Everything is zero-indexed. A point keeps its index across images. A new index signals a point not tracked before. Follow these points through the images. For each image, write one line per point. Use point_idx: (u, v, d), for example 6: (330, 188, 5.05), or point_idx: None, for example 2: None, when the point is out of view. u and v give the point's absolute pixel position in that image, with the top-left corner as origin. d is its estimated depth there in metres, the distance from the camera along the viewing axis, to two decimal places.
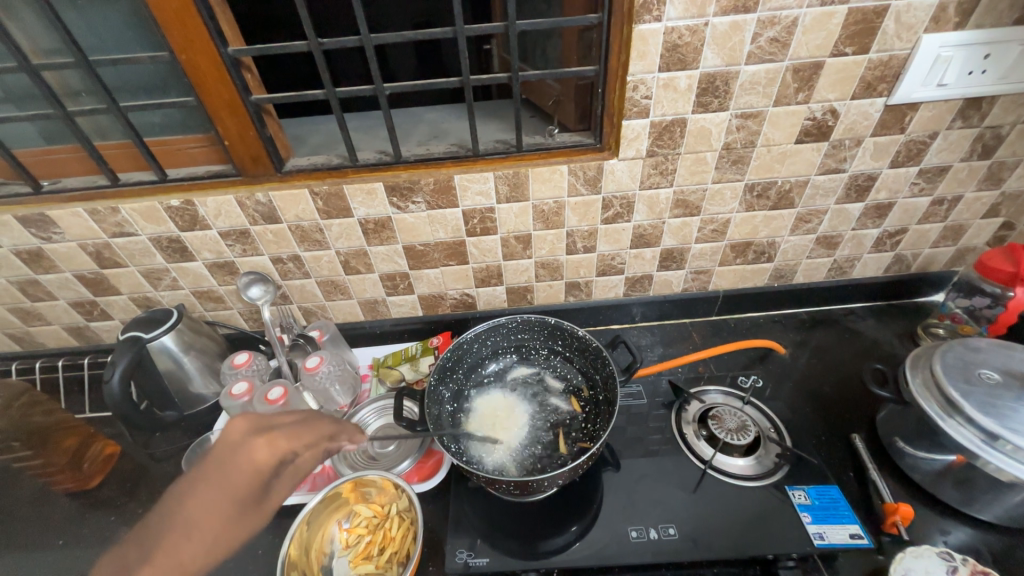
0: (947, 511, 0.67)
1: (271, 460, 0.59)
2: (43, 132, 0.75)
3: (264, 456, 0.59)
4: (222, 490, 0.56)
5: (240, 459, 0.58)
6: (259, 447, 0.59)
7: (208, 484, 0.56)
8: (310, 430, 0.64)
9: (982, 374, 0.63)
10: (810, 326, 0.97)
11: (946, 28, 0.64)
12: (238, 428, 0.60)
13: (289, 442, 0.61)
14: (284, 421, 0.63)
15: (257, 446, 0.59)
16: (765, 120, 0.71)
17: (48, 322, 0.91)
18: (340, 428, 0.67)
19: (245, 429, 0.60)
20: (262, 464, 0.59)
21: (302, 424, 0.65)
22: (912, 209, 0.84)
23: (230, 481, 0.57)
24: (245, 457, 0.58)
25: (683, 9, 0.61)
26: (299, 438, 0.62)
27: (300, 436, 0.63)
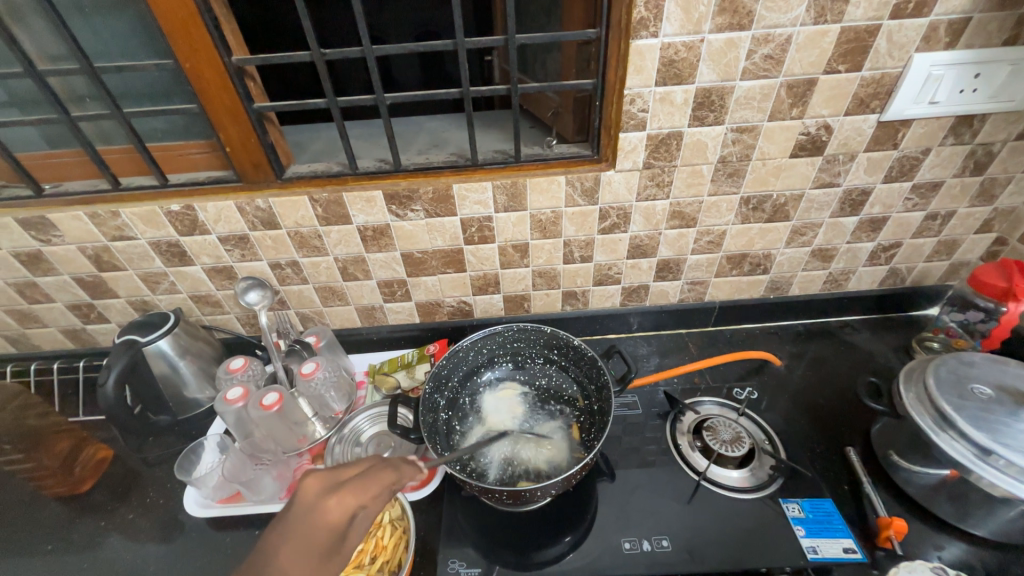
0: (941, 526, 0.67)
1: (341, 522, 0.47)
2: (46, 136, 0.75)
3: (335, 517, 0.47)
4: (301, 561, 0.44)
5: (311, 524, 0.46)
6: (329, 509, 0.47)
7: (288, 554, 0.44)
8: (385, 474, 0.52)
9: (974, 389, 0.63)
10: (806, 338, 0.97)
11: (937, 47, 0.65)
12: (309, 483, 0.48)
13: (358, 496, 0.49)
14: (352, 473, 0.51)
15: (329, 503, 0.47)
16: (760, 134, 0.72)
17: (45, 324, 0.91)
18: (405, 472, 0.54)
19: (317, 489, 0.48)
20: (330, 530, 0.46)
21: (367, 474, 0.52)
22: (906, 223, 0.84)
23: (305, 549, 0.45)
24: (316, 521, 0.46)
25: (679, 26, 0.62)
26: (369, 491, 0.50)
27: (370, 488, 0.50)
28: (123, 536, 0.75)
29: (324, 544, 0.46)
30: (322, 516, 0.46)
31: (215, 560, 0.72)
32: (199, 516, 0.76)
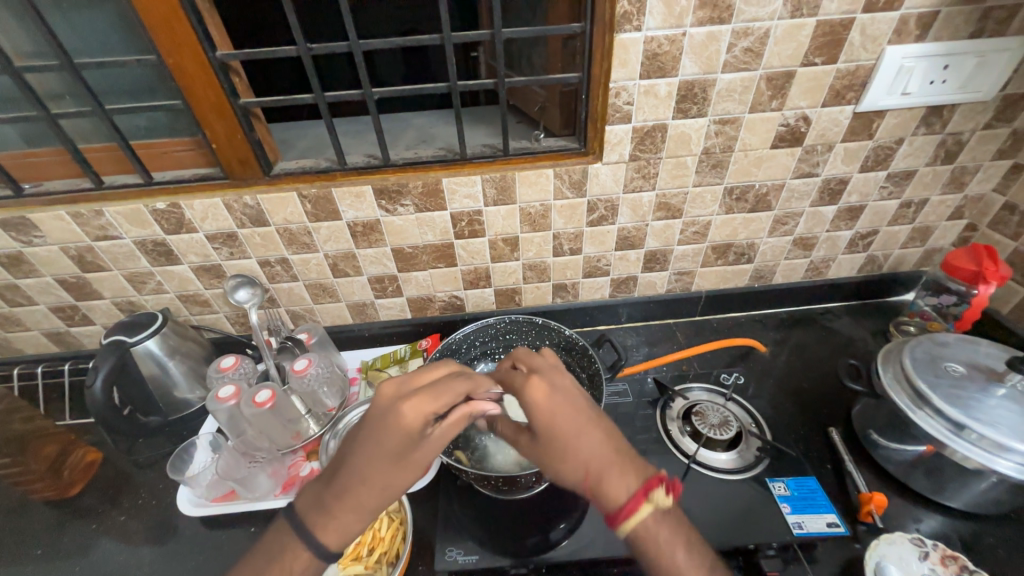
0: (919, 500, 0.70)
1: (416, 426, 0.50)
2: (25, 135, 0.74)
3: (409, 423, 0.50)
4: (379, 459, 0.50)
5: (389, 425, 0.50)
6: (406, 411, 0.50)
7: (367, 455, 0.51)
8: (457, 384, 0.53)
9: (947, 367, 0.66)
10: (789, 325, 1.00)
11: (908, 40, 0.68)
12: (384, 389, 0.53)
13: (431, 403, 0.51)
14: (423, 381, 0.54)
15: (403, 409, 0.50)
16: (741, 126, 0.74)
17: (27, 328, 0.89)
18: (477, 382, 0.55)
19: (392, 394, 0.52)
20: (405, 435, 0.50)
21: (441, 381, 0.54)
22: (882, 211, 0.87)
23: (381, 452, 0.50)
24: (394, 423, 0.50)
25: (662, 20, 0.63)
26: (442, 400, 0.51)
27: (442, 398, 0.52)
28: (115, 538, 0.75)
29: (400, 446, 0.50)
30: (402, 416, 0.50)
31: (210, 558, 0.71)
32: (193, 515, 0.75)
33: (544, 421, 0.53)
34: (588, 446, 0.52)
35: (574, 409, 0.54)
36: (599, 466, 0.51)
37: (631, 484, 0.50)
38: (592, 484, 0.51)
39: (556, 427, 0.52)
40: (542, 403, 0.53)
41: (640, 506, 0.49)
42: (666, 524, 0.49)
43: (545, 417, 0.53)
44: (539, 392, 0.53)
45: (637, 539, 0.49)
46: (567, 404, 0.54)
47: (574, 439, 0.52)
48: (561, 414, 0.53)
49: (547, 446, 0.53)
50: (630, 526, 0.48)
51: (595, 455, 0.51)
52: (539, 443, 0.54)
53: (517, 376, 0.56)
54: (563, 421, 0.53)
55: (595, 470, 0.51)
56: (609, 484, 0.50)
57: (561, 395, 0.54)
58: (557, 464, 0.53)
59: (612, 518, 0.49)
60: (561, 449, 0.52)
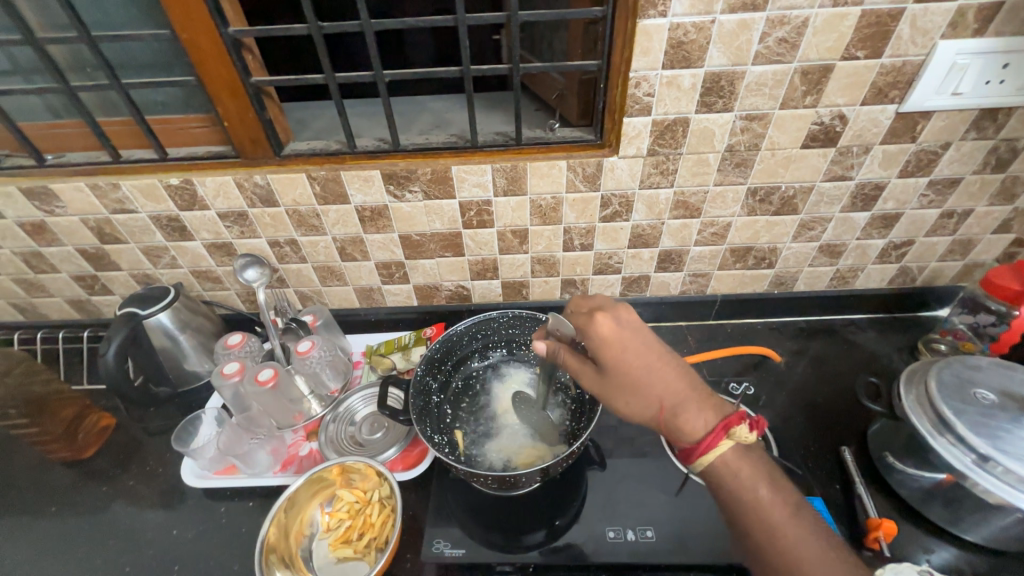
0: (933, 530, 0.66)
1: None
2: (49, 106, 0.76)
3: None
4: None
5: None
6: None
7: None
8: None
9: (977, 394, 0.61)
10: (809, 335, 0.95)
11: (964, 34, 0.62)
12: None
13: None
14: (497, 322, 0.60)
15: None
16: (770, 123, 0.69)
17: (51, 294, 0.93)
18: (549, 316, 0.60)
19: None
20: None
21: None
22: (920, 221, 0.81)
23: None
24: None
25: (690, 5, 0.59)
26: None
27: None
28: (124, 501, 0.78)
29: None
30: None
31: (210, 528, 0.73)
32: (196, 486, 0.78)
33: (618, 355, 0.55)
34: (662, 384, 0.54)
35: (645, 348, 0.56)
36: (675, 401, 0.54)
37: (707, 418, 0.53)
38: (668, 416, 0.54)
39: (630, 365, 0.55)
40: (614, 340, 0.56)
41: (722, 439, 0.51)
42: (741, 459, 0.52)
43: (618, 355, 0.55)
44: (605, 328, 0.56)
45: (714, 470, 0.52)
46: (639, 344, 0.56)
47: (648, 375, 0.54)
48: (636, 353, 0.55)
49: (620, 382, 0.55)
50: (708, 459, 0.52)
51: (669, 391, 0.54)
52: (609, 378, 0.56)
53: (583, 317, 0.58)
54: (635, 359, 0.55)
55: (670, 405, 0.53)
56: (687, 419, 0.53)
57: (632, 332, 0.56)
58: (631, 399, 0.55)
59: (690, 450, 0.53)
60: (635, 384, 0.55)
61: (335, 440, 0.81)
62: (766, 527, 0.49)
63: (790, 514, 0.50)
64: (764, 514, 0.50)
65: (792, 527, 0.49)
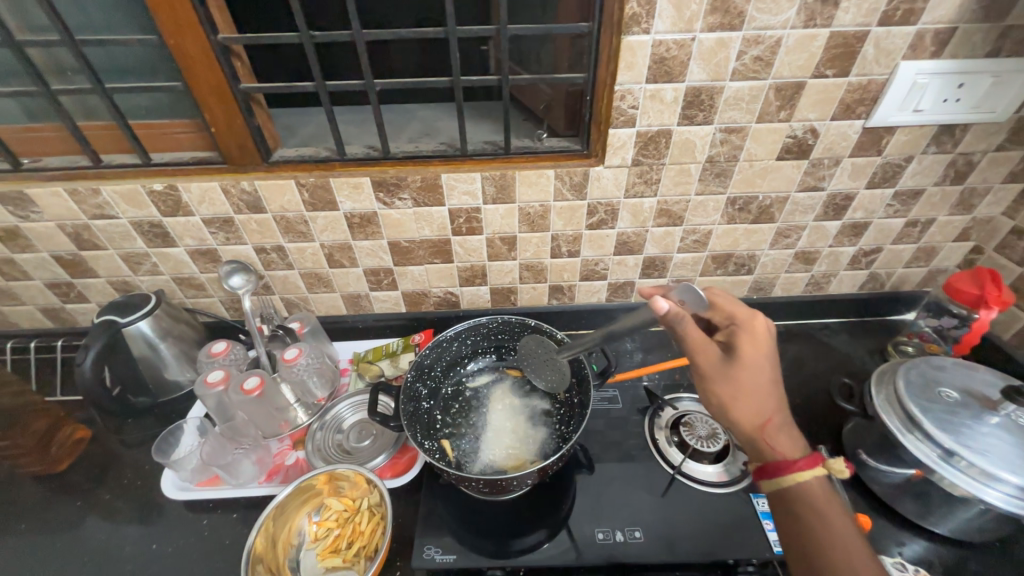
0: (904, 523, 0.69)
1: None
2: (26, 109, 0.74)
3: None
4: None
5: None
6: None
7: None
8: None
9: (942, 392, 0.65)
10: (787, 338, 0.99)
11: (922, 56, 0.66)
12: None
13: None
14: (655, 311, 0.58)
15: None
16: (747, 136, 0.73)
17: (23, 302, 0.90)
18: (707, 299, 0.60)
19: None
20: None
21: None
22: (887, 229, 0.86)
23: None
24: None
25: (671, 23, 0.62)
26: None
27: None
28: (99, 516, 0.75)
29: None
30: None
31: (191, 542, 0.71)
32: (177, 498, 0.76)
33: (758, 359, 0.56)
34: (776, 400, 0.56)
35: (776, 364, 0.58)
36: (780, 420, 0.56)
37: (797, 446, 0.55)
38: (764, 430, 0.55)
39: (761, 370, 0.56)
40: (764, 342, 0.57)
41: (816, 468, 0.53)
42: (823, 491, 0.53)
43: (758, 357, 0.56)
44: (760, 329, 0.58)
45: (788, 492, 0.53)
46: (775, 358, 0.57)
47: (771, 386, 0.56)
48: (772, 362, 0.57)
49: (750, 377, 0.55)
50: (794, 480, 0.53)
51: (779, 410, 0.56)
52: (740, 373, 0.56)
53: (740, 311, 0.59)
54: (771, 369, 0.57)
55: (776, 420, 0.55)
56: (782, 441, 0.55)
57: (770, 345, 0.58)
58: (747, 397, 0.55)
59: (776, 465, 0.54)
60: (760, 387, 0.55)
61: (322, 449, 0.80)
62: (826, 550, 0.50)
63: (856, 545, 0.50)
64: (829, 537, 0.50)
65: (856, 556, 0.49)
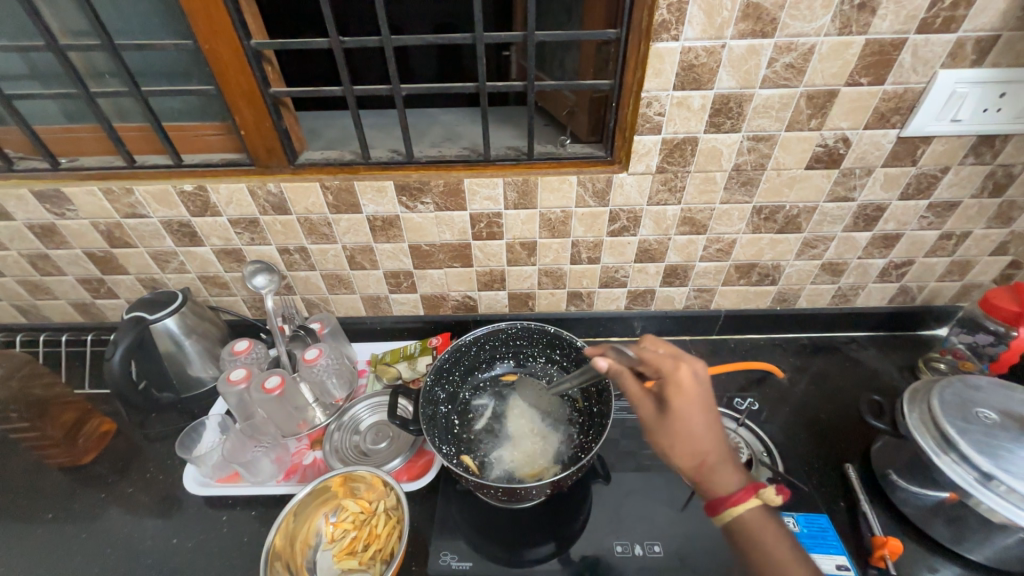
0: (936, 548, 0.67)
1: None
2: (65, 111, 0.76)
3: None
4: None
5: None
6: None
7: None
8: None
9: (979, 414, 0.62)
10: (811, 352, 0.96)
11: (962, 64, 0.64)
12: None
13: None
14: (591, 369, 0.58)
15: None
16: (776, 144, 0.71)
17: (56, 297, 0.92)
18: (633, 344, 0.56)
19: None
20: None
21: None
22: (920, 242, 0.83)
23: None
24: None
25: (701, 30, 0.61)
26: None
27: None
28: (121, 509, 0.77)
29: None
30: None
31: (210, 538, 0.72)
32: (198, 494, 0.77)
33: (688, 405, 0.51)
34: (714, 438, 0.51)
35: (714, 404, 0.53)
36: (717, 456, 0.51)
37: (738, 479, 0.51)
38: (704, 472, 0.51)
39: (693, 415, 0.51)
40: (693, 389, 0.51)
41: (750, 500, 0.50)
42: (762, 521, 0.50)
43: (688, 402, 0.51)
44: (686, 375, 0.52)
45: (733, 528, 0.50)
46: (709, 402, 0.52)
47: (712, 428, 0.51)
48: (708, 407, 0.51)
49: (682, 425, 0.51)
50: (732, 515, 0.49)
51: (717, 447, 0.51)
52: (673, 421, 0.51)
53: (667, 359, 0.53)
54: (705, 410, 0.51)
55: (711, 459, 0.51)
56: (724, 478, 0.51)
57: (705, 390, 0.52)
58: (682, 444, 0.51)
59: (714, 504, 0.50)
60: (695, 433, 0.51)
61: (339, 450, 0.80)
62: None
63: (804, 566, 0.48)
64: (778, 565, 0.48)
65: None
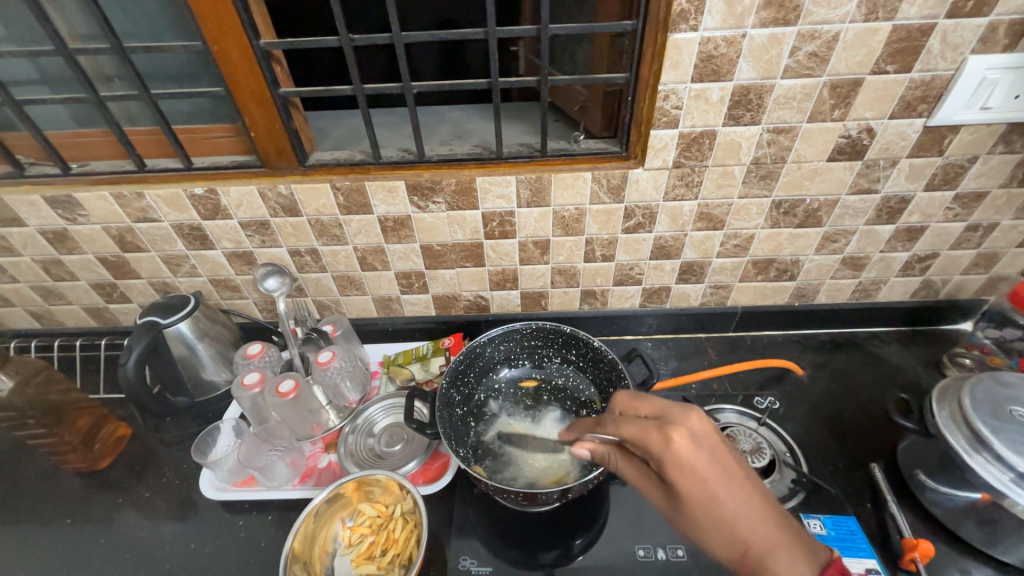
0: (967, 550, 0.65)
1: None
2: (74, 115, 0.76)
3: None
4: None
5: None
6: None
7: None
8: None
9: (1013, 411, 0.60)
10: (830, 348, 0.94)
11: (994, 49, 0.62)
12: None
13: None
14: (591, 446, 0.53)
15: None
16: (797, 136, 0.69)
17: (69, 302, 0.92)
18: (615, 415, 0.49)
19: None
20: None
21: None
22: (945, 234, 0.81)
23: None
24: None
25: (721, 19, 0.59)
26: None
27: None
28: (139, 513, 0.77)
29: None
30: None
31: (227, 543, 0.72)
32: (214, 499, 0.77)
33: (693, 487, 0.41)
34: (745, 518, 0.41)
35: (728, 469, 0.42)
36: (756, 545, 0.40)
37: (800, 567, 0.38)
38: (749, 562, 0.40)
39: (706, 499, 0.41)
40: (688, 461, 0.42)
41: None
42: None
43: (693, 484, 0.41)
44: (680, 448, 0.42)
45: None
46: (722, 475, 0.41)
47: (732, 502, 0.41)
48: (716, 480, 0.41)
49: (691, 508, 0.41)
50: None
51: (754, 531, 0.40)
52: (678, 504, 0.43)
53: (646, 432, 0.45)
54: (717, 487, 0.41)
55: (751, 550, 0.40)
56: (777, 571, 0.39)
57: (710, 455, 0.42)
58: (700, 531, 0.41)
59: None
60: (712, 515, 0.41)
61: (354, 453, 0.80)
62: None
63: None
64: None
65: None
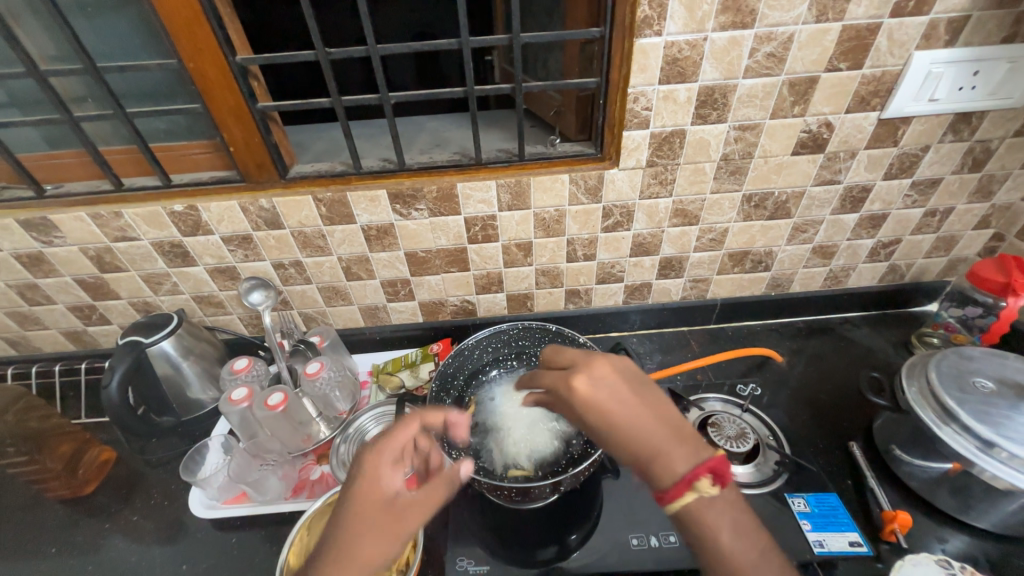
0: (945, 520, 0.68)
1: None
2: (46, 137, 0.75)
3: None
4: None
5: None
6: None
7: None
8: None
9: (976, 383, 0.63)
10: (806, 334, 0.98)
11: (936, 45, 0.66)
12: None
13: None
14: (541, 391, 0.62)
15: None
16: (762, 132, 0.73)
17: (46, 326, 0.91)
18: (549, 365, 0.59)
19: None
20: None
21: None
22: (906, 220, 0.85)
23: None
24: None
25: (683, 25, 0.62)
26: None
27: None
28: (128, 537, 0.75)
29: None
30: None
31: (222, 561, 0.71)
32: (205, 517, 0.76)
33: (592, 414, 0.50)
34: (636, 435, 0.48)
35: (624, 398, 0.50)
36: (643, 451, 0.47)
37: (679, 467, 0.45)
38: (641, 469, 0.47)
39: (597, 417, 0.49)
40: (586, 397, 0.50)
41: (684, 494, 0.44)
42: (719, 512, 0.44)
43: (589, 410, 0.50)
44: (581, 390, 0.51)
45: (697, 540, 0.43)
46: (611, 401, 0.50)
47: (627, 423, 0.48)
48: (612, 409, 0.49)
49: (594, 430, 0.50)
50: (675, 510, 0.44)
51: (639, 442, 0.47)
52: (589, 429, 0.51)
53: (558, 379, 0.54)
54: (611, 411, 0.49)
55: (640, 456, 0.47)
56: (656, 471, 0.46)
57: (608, 391, 0.50)
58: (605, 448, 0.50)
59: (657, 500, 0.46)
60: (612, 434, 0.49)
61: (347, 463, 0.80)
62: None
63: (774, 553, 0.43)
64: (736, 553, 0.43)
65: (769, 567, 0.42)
